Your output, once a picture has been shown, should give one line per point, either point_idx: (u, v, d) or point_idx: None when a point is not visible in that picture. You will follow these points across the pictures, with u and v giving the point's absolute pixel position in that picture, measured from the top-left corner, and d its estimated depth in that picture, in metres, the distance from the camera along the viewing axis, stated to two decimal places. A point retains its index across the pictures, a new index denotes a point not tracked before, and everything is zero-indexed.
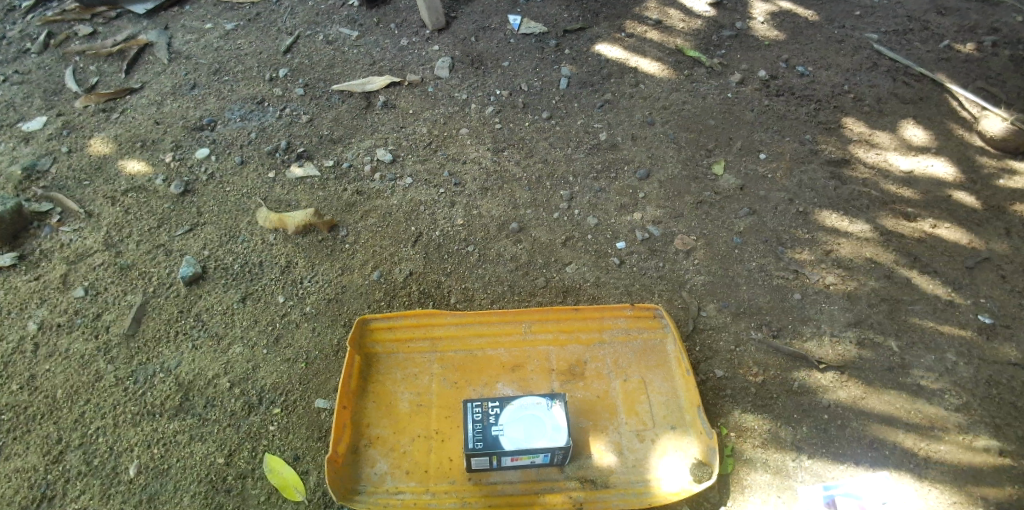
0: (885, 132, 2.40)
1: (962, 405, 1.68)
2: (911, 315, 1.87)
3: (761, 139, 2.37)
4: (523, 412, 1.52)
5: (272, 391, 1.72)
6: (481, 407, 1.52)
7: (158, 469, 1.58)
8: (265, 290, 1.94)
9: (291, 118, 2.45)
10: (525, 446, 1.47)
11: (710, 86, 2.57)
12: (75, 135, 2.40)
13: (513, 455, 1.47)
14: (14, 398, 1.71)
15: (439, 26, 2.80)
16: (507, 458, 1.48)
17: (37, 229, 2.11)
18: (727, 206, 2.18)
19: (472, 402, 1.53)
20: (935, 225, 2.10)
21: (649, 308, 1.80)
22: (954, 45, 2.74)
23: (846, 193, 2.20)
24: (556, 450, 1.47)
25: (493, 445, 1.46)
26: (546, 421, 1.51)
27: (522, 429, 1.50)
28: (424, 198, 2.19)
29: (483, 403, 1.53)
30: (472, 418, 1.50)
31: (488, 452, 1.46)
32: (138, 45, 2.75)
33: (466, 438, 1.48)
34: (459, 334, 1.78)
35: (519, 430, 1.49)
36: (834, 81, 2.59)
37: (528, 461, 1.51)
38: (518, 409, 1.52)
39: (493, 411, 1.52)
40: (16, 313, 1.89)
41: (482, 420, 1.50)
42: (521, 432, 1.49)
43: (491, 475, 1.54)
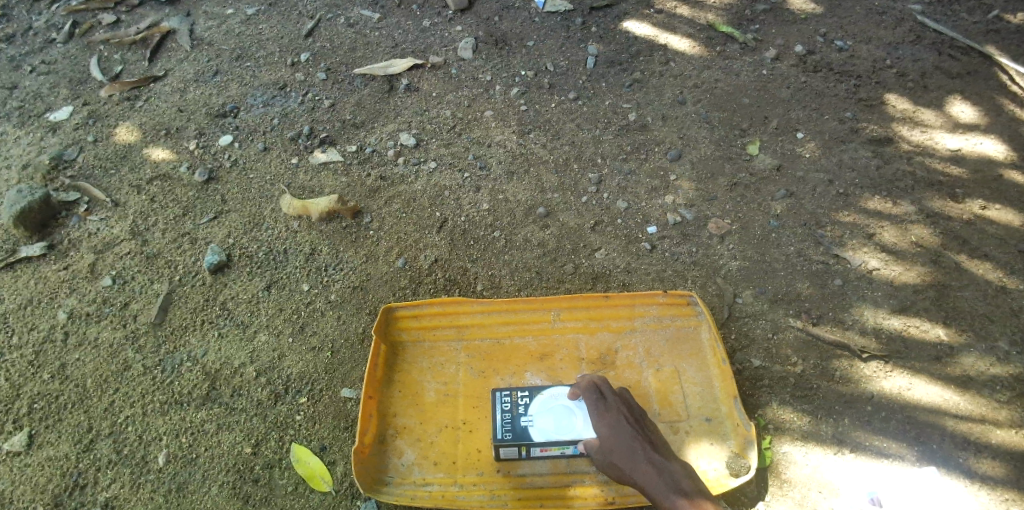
0: (931, 109, 2.27)
1: (1015, 397, 1.60)
2: (959, 301, 1.78)
3: (798, 117, 2.26)
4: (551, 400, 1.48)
5: (299, 380, 1.71)
6: (512, 396, 1.49)
7: (187, 458, 1.58)
8: (290, 278, 1.92)
9: (313, 103, 2.41)
10: (557, 438, 1.43)
11: (744, 63, 2.46)
12: (101, 125, 2.40)
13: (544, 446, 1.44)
14: (46, 386, 1.73)
15: (462, 6, 2.73)
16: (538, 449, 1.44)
17: (65, 219, 2.12)
18: (764, 188, 2.08)
19: (501, 391, 1.49)
20: (985, 207, 1.98)
21: (683, 295, 1.70)
22: (1004, 15, 2.58)
23: (889, 174, 2.09)
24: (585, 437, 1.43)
25: (522, 437, 1.43)
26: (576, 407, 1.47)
27: (552, 420, 1.46)
28: (448, 183, 2.14)
29: (512, 392, 1.49)
30: (501, 408, 1.47)
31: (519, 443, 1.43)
32: (162, 32, 2.74)
33: (494, 429, 1.45)
34: (485, 323, 1.72)
35: (549, 421, 1.46)
36: (876, 55, 2.45)
37: (558, 452, 1.47)
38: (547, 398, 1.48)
39: (524, 401, 1.48)
40: (47, 302, 1.90)
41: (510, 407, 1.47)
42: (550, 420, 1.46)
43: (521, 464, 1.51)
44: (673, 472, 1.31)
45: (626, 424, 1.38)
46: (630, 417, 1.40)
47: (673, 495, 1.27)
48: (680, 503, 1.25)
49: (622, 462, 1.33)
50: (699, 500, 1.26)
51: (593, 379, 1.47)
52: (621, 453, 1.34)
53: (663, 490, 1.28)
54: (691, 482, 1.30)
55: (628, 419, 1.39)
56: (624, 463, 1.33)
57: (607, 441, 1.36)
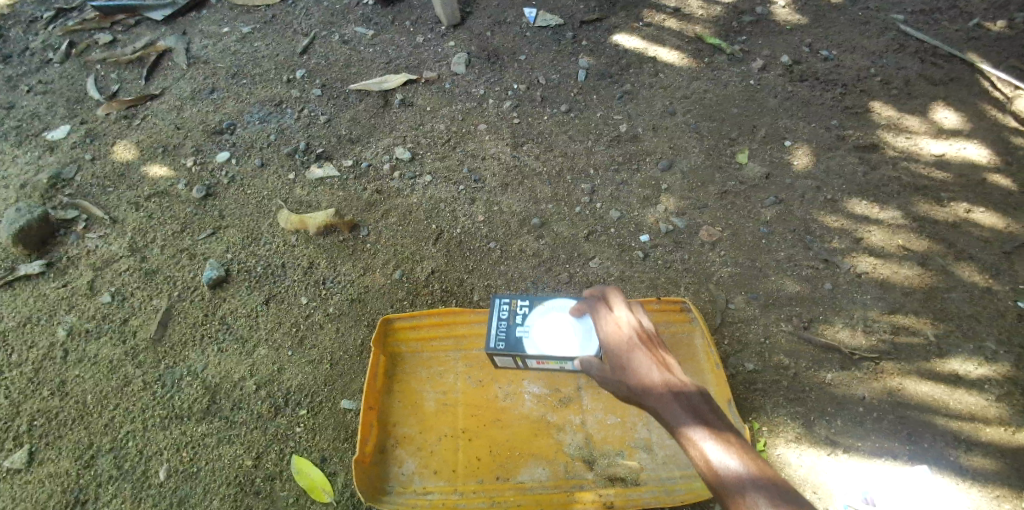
0: (915, 116, 2.32)
1: (1004, 395, 1.63)
2: (947, 303, 1.82)
3: (786, 126, 2.31)
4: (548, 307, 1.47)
5: (299, 392, 1.72)
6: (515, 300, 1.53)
7: (188, 471, 1.59)
8: (289, 291, 1.94)
9: (309, 119, 2.44)
10: (545, 350, 1.41)
11: (732, 74, 2.51)
12: (99, 143, 2.42)
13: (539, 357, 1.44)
14: (46, 403, 1.74)
15: (455, 22, 2.76)
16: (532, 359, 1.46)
17: (64, 237, 2.13)
18: (754, 195, 2.12)
19: (501, 301, 1.53)
20: (970, 210, 2.03)
21: (676, 302, 1.74)
22: (985, 23, 2.63)
23: (876, 179, 2.14)
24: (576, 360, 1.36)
25: (514, 346, 1.45)
26: (571, 321, 1.40)
27: (547, 331, 1.44)
28: (444, 195, 2.17)
29: (513, 302, 1.52)
30: (498, 316, 1.50)
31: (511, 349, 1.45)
32: (158, 51, 2.77)
33: (490, 336, 1.49)
34: (483, 332, 1.74)
35: (543, 332, 1.44)
36: (860, 64, 2.51)
37: (556, 366, 1.45)
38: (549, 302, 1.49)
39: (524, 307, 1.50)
40: (47, 319, 1.92)
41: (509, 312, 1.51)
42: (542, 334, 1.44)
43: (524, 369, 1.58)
44: (688, 389, 1.06)
45: (636, 337, 1.18)
46: (643, 333, 1.19)
47: (687, 419, 1.01)
48: (691, 426, 1.00)
49: (631, 380, 1.11)
50: (720, 425, 1.00)
51: (604, 292, 1.29)
52: (629, 370, 1.12)
53: (676, 412, 1.03)
54: (710, 404, 1.04)
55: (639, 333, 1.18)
56: (632, 382, 1.11)
57: (611, 353, 1.16)
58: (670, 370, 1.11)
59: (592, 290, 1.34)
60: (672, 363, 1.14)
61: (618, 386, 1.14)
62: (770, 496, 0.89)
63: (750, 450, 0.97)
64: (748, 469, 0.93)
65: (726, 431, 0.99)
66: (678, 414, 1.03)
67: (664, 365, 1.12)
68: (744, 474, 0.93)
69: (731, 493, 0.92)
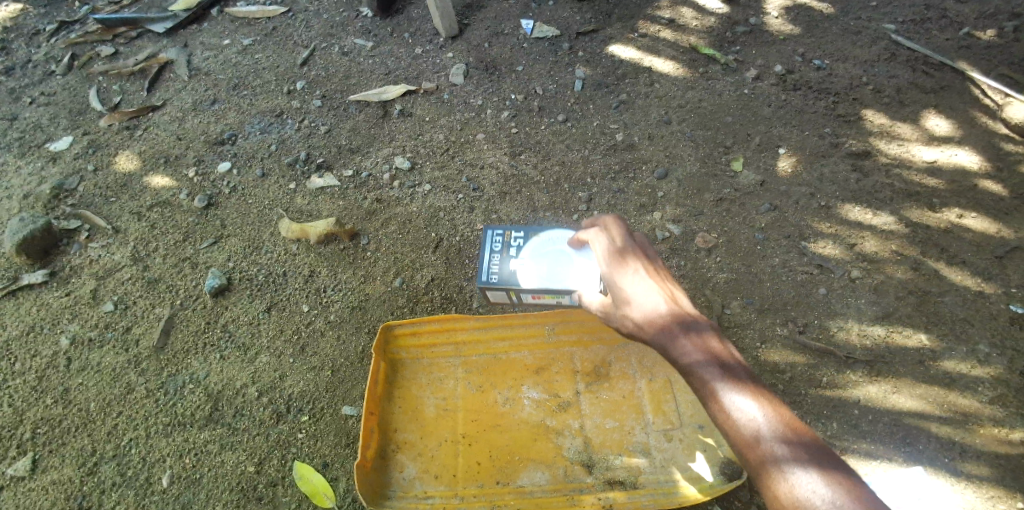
0: (907, 123, 2.36)
1: (998, 397, 1.66)
2: (940, 307, 1.84)
3: (780, 134, 2.35)
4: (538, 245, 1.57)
5: (300, 399, 1.74)
6: (503, 237, 1.62)
7: (191, 478, 1.62)
8: (290, 299, 1.96)
9: (310, 130, 2.47)
10: (538, 283, 1.53)
11: (727, 83, 2.55)
12: (101, 154, 2.45)
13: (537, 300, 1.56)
14: (50, 411, 1.77)
15: (453, 33, 2.79)
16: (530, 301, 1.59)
17: (67, 246, 2.16)
18: (749, 202, 2.16)
19: (495, 235, 1.63)
20: (962, 215, 2.06)
21: None
22: (975, 31, 2.65)
23: (869, 186, 2.17)
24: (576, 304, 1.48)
25: (506, 277, 1.57)
26: (562, 252, 1.53)
27: (538, 263, 1.56)
28: (443, 204, 2.20)
29: (505, 235, 1.62)
30: (491, 249, 1.61)
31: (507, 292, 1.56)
32: (160, 63, 2.81)
33: (483, 267, 1.60)
34: (483, 338, 1.75)
35: (534, 263, 1.56)
36: (852, 73, 2.54)
37: (550, 300, 1.58)
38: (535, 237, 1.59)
39: (515, 245, 1.61)
40: (50, 328, 1.94)
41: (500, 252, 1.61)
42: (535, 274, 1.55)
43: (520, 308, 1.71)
44: (702, 329, 1.11)
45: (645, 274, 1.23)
46: (649, 270, 1.25)
47: (697, 356, 1.07)
48: (702, 361, 1.06)
49: (640, 318, 1.17)
50: (729, 360, 1.06)
51: (605, 225, 1.36)
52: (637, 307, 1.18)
53: (686, 348, 1.09)
54: (721, 340, 1.10)
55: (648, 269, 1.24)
56: (640, 319, 1.17)
57: (622, 293, 1.22)
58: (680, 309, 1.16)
59: (593, 220, 1.41)
60: (678, 299, 1.20)
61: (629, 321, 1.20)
62: (779, 428, 0.95)
63: (758, 384, 1.03)
64: (765, 412, 0.97)
65: (735, 365, 1.05)
66: (688, 351, 1.08)
67: (674, 300, 1.17)
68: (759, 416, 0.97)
69: (746, 431, 0.97)
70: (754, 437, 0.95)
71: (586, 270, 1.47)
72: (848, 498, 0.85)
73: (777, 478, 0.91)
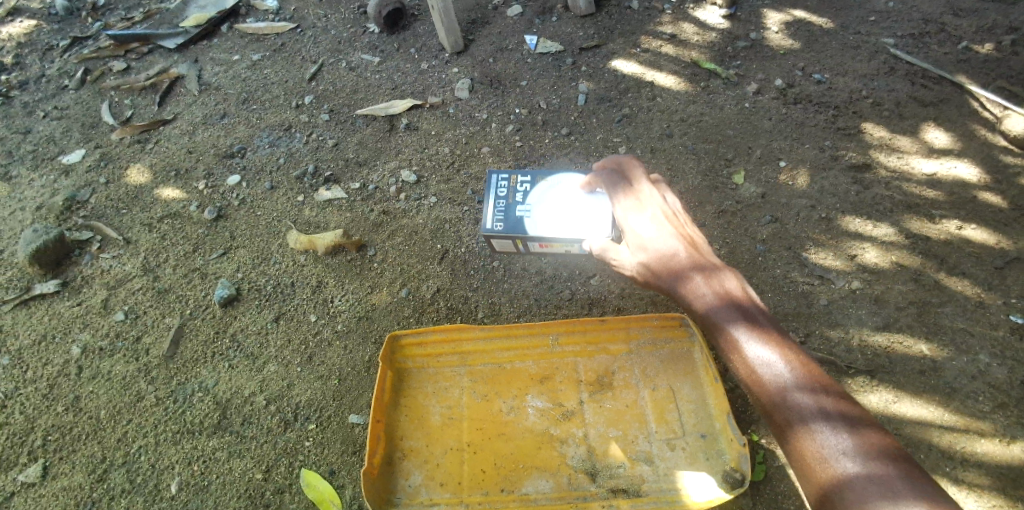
0: (906, 136, 2.39)
1: (997, 407, 1.68)
2: (940, 317, 1.86)
3: (780, 147, 2.38)
4: (543, 187, 1.74)
5: (308, 407, 1.77)
6: (509, 182, 1.78)
7: (200, 485, 1.66)
8: (298, 309, 1.99)
9: (318, 143, 2.52)
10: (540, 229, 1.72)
11: (728, 97, 2.59)
12: (113, 166, 2.50)
13: (540, 242, 1.75)
14: (61, 419, 1.81)
15: (458, 48, 2.84)
16: (533, 242, 1.78)
17: (78, 257, 2.20)
18: (750, 214, 2.19)
19: (500, 182, 1.79)
20: (961, 227, 2.08)
21: (676, 317, 1.76)
22: (973, 45, 2.68)
23: (869, 198, 2.20)
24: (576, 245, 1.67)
25: (509, 223, 1.76)
26: (563, 196, 1.70)
27: (539, 209, 1.73)
28: (448, 216, 2.23)
29: (509, 182, 1.78)
30: (497, 196, 1.78)
31: (512, 235, 1.75)
32: (171, 78, 2.86)
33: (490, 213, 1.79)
34: (488, 348, 1.79)
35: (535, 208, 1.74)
36: (852, 86, 2.58)
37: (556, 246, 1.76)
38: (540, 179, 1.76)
39: (519, 190, 1.77)
40: (61, 338, 1.98)
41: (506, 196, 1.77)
42: (539, 216, 1.72)
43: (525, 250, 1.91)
44: (728, 287, 1.25)
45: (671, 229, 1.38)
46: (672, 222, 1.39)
47: (722, 306, 1.23)
48: (727, 311, 1.21)
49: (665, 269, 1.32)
50: (750, 308, 1.21)
51: (618, 169, 1.53)
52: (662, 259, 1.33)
53: (712, 300, 1.24)
54: (742, 288, 1.26)
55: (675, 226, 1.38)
56: (665, 271, 1.32)
57: (646, 245, 1.36)
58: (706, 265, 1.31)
59: (603, 165, 1.58)
60: (699, 248, 1.35)
61: (654, 274, 1.34)
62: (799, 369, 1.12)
63: (776, 328, 1.19)
64: (787, 363, 1.13)
65: (756, 312, 1.21)
66: (714, 302, 1.24)
67: (699, 255, 1.32)
68: (783, 367, 1.13)
69: (770, 380, 1.13)
70: (777, 383, 1.11)
71: (587, 211, 1.65)
72: (862, 439, 1.02)
73: (801, 424, 1.07)
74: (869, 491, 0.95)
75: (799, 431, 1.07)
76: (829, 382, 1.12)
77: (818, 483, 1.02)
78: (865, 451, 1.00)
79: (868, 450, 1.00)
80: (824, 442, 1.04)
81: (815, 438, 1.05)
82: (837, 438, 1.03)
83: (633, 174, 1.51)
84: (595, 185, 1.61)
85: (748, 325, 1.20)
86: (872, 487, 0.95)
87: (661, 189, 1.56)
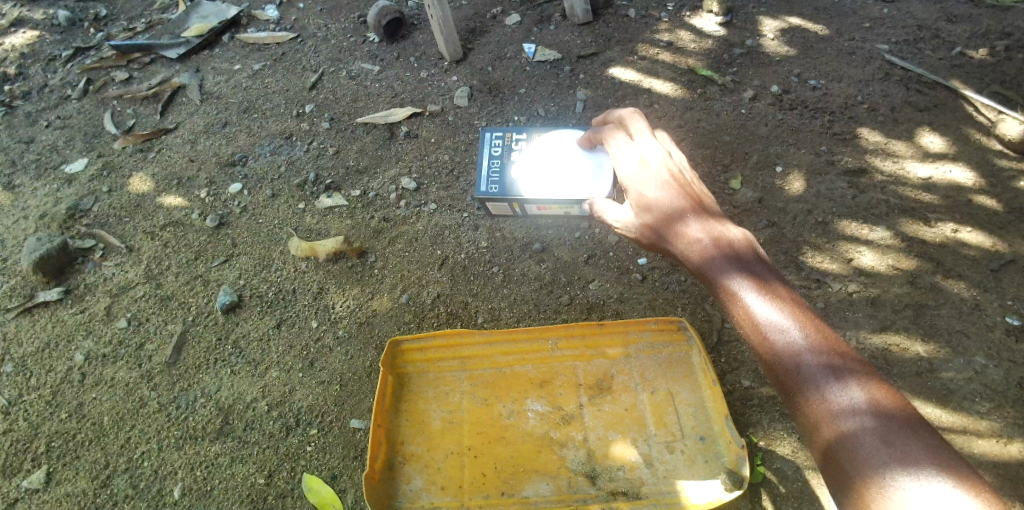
0: (901, 141, 2.41)
1: (994, 408, 1.71)
2: (937, 320, 1.88)
3: (777, 152, 2.40)
4: (540, 146, 1.76)
5: (309, 412, 1.79)
6: (503, 140, 1.81)
7: (202, 490, 1.68)
8: (299, 316, 2.01)
9: (318, 151, 2.54)
10: (537, 194, 1.72)
11: (724, 103, 2.62)
12: (116, 175, 2.52)
13: (537, 204, 1.76)
14: (64, 425, 1.82)
15: (457, 57, 2.87)
16: (529, 205, 1.78)
17: (81, 264, 2.21)
18: (747, 219, 2.21)
19: (494, 140, 1.82)
20: (957, 230, 2.10)
21: (673, 321, 1.78)
22: (967, 51, 2.71)
23: (865, 202, 2.22)
24: (574, 205, 1.68)
25: (504, 184, 1.77)
26: (560, 155, 1.71)
27: (536, 170, 1.74)
28: (448, 222, 2.25)
29: (503, 139, 1.81)
30: (491, 155, 1.81)
31: (508, 196, 1.76)
32: (173, 87, 2.89)
33: (484, 174, 1.81)
34: (488, 353, 1.80)
35: (531, 168, 1.75)
36: (847, 92, 2.60)
37: (555, 211, 1.78)
38: (535, 138, 1.79)
39: (514, 148, 1.80)
40: (65, 345, 2.00)
41: (501, 157, 1.80)
42: (536, 176, 1.73)
43: (520, 215, 1.92)
44: (736, 247, 1.23)
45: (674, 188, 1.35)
46: (679, 178, 1.37)
47: (726, 262, 1.21)
48: (730, 267, 1.20)
49: (666, 225, 1.31)
50: (755, 265, 1.20)
51: (620, 119, 1.54)
52: (665, 215, 1.32)
53: (716, 256, 1.23)
54: (749, 246, 1.23)
55: (679, 184, 1.35)
56: (667, 227, 1.31)
57: (647, 201, 1.35)
58: (713, 226, 1.28)
59: (605, 119, 1.59)
60: (706, 206, 1.33)
61: (660, 236, 1.33)
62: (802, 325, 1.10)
63: (781, 285, 1.17)
64: (794, 322, 1.10)
65: (762, 268, 1.19)
66: (719, 258, 1.22)
67: (704, 213, 1.30)
68: (790, 326, 1.09)
69: (772, 334, 1.10)
70: (779, 336, 1.09)
71: (587, 170, 1.65)
72: (871, 396, 0.98)
73: (803, 377, 1.04)
74: (877, 452, 0.92)
75: (806, 389, 1.03)
76: (838, 340, 1.08)
77: (825, 442, 0.99)
78: (874, 409, 0.96)
79: (877, 408, 0.96)
80: (831, 399, 1.00)
81: (822, 396, 1.01)
82: (845, 395, 0.99)
83: (636, 130, 1.48)
84: (594, 141, 1.62)
85: (752, 280, 1.17)
86: (879, 447, 0.92)
87: (665, 141, 1.55)
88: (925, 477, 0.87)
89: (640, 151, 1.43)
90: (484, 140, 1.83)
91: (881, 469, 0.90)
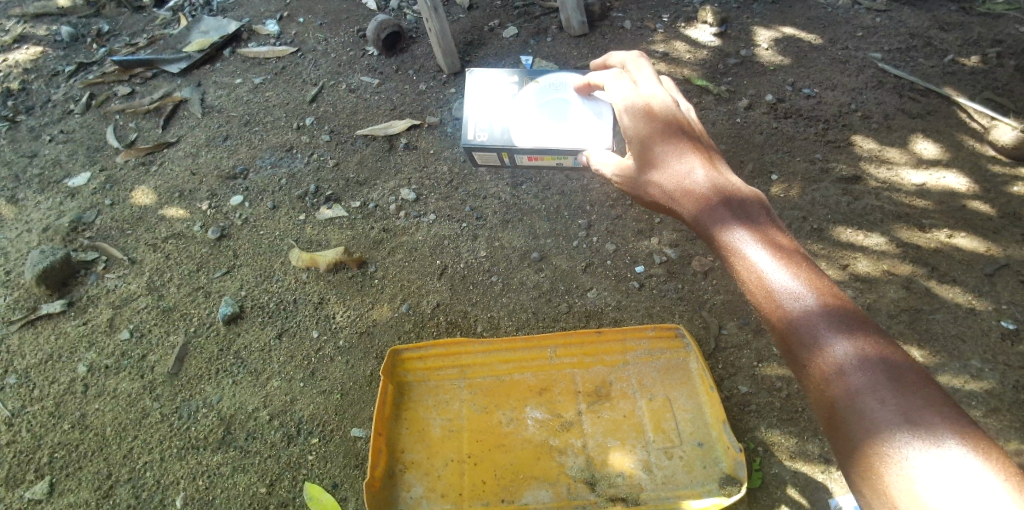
0: (895, 148, 2.44)
1: (990, 412, 1.72)
2: (932, 324, 1.90)
3: (772, 160, 2.43)
4: (534, 91, 1.70)
5: (310, 421, 1.81)
6: (493, 82, 1.73)
7: (204, 499, 1.69)
8: (300, 326, 2.03)
9: (319, 163, 2.57)
10: (531, 143, 1.66)
11: (720, 112, 2.65)
12: (118, 189, 2.54)
13: (528, 154, 1.70)
14: (67, 436, 1.84)
15: (455, 69, 2.90)
16: (519, 155, 1.72)
17: (84, 276, 2.24)
18: None
19: (484, 82, 1.73)
20: (951, 235, 2.12)
21: (670, 328, 1.79)
22: (959, 58, 2.74)
23: (860, 208, 2.24)
24: (569, 155, 1.64)
25: (493, 132, 1.69)
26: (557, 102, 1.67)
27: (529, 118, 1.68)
28: (447, 232, 2.27)
29: (495, 81, 1.73)
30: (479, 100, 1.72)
31: (497, 144, 1.69)
32: (174, 101, 2.93)
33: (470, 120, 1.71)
34: (487, 361, 1.82)
35: (523, 117, 1.68)
36: (841, 100, 2.64)
37: (547, 161, 1.73)
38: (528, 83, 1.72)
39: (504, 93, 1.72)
40: (67, 357, 2.01)
41: (488, 99, 1.71)
42: (529, 124, 1.67)
43: (505, 166, 1.85)
44: (743, 203, 1.18)
45: (680, 143, 1.30)
46: (686, 132, 1.32)
47: (734, 221, 1.17)
48: (737, 225, 1.16)
49: (672, 183, 1.28)
50: (764, 223, 1.15)
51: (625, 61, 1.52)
52: (670, 173, 1.28)
53: (724, 214, 1.18)
54: (760, 205, 1.19)
55: (685, 138, 1.31)
56: (672, 185, 1.28)
57: (652, 158, 1.31)
58: (722, 183, 1.23)
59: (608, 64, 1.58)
60: (714, 163, 1.29)
61: (666, 195, 1.29)
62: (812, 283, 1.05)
63: (791, 244, 1.12)
64: (801, 280, 1.05)
65: (770, 226, 1.15)
66: (727, 217, 1.18)
67: (713, 172, 1.26)
68: (798, 285, 1.05)
69: (782, 292, 1.05)
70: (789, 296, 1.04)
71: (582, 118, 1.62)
72: (885, 359, 0.93)
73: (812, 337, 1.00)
74: (889, 415, 0.87)
75: (815, 349, 0.99)
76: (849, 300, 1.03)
77: (830, 403, 0.94)
78: (887, 370, 0.91)
79: (890, 371, 0.91)
80: (839, 358, 0.96)
81: (831, 357, 0.97)
82: (855, 354, 0.95)
83: (639, 73, 1.46)
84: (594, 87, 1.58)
85: (763, 240, 1.12)
86: (889, 409, 0.88)
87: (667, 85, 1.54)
88: (939, 441, 0.82)
89: (642, 96, 1.39)
90: (471, 80, 1.73)
91: (890, 430, 0.86)
